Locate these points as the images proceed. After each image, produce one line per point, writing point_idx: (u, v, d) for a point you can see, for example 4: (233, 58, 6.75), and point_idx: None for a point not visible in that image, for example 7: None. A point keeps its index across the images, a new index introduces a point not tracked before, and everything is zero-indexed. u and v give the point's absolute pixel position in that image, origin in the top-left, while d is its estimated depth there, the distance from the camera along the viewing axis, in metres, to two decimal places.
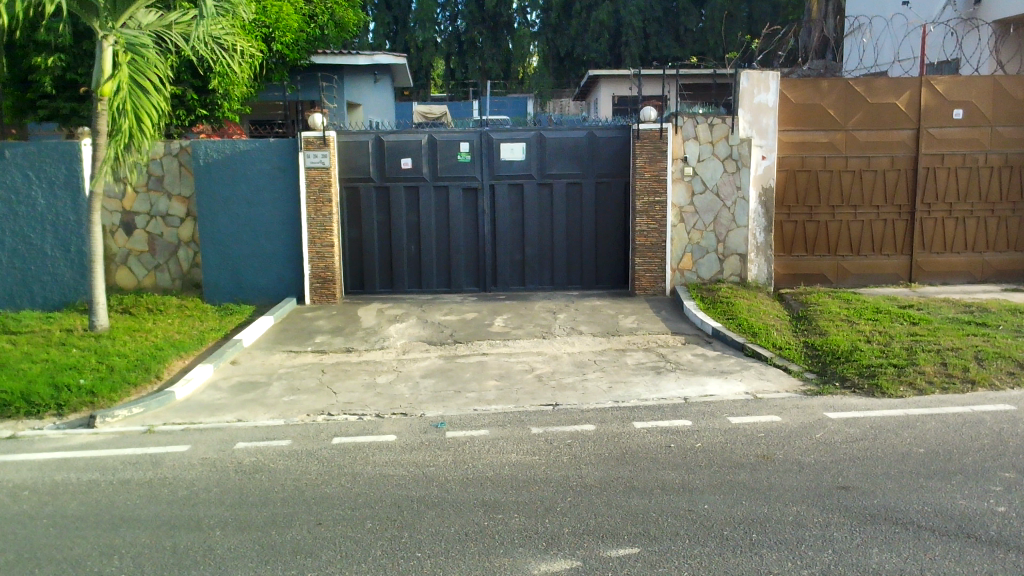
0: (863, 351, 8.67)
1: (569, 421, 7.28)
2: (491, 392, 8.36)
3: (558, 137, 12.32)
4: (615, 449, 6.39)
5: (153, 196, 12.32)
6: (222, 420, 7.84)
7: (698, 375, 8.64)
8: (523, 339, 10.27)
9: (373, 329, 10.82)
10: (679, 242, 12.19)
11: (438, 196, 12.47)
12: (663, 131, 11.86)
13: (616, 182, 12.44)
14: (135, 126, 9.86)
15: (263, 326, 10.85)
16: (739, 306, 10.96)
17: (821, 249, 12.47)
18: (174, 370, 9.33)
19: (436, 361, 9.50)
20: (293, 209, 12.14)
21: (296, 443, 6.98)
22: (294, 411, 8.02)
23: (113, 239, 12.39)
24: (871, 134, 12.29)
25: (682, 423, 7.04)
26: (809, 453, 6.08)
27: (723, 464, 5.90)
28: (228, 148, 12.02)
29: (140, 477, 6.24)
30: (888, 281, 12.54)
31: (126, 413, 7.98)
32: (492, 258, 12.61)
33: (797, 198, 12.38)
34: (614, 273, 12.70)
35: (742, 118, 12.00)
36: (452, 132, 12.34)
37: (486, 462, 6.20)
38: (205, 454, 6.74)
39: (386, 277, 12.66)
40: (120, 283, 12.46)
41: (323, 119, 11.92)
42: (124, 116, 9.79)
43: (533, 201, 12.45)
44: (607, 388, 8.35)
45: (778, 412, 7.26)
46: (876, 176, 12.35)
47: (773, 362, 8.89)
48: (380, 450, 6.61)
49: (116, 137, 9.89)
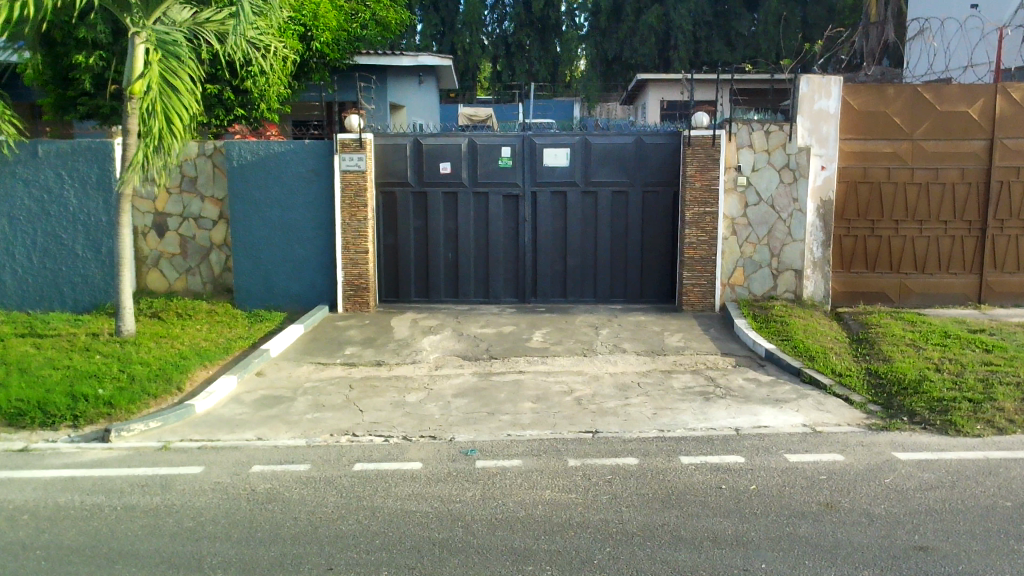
0: (932, 382, 7.94)
1: (610, 453, 6.70)
2: (526, 415, 7.82)
3: (604, 143, 11.76)
4: (660, 489, 5.80)
5: (186, 197, 12.02)
6: (242, 438, 7.41)
7: (751, 403, 7.99)
8: (562, 356, 9.71)
9: (406, 341, 10.34)
10: (730, 256, 11.53)
11: (477, 203, 11.98)
12: (715, 138, 11.21)
13: (664, 191, 11.81)
14: (165, 127, 9.46)
15: (292, 335, 10.45)
16: (794, 326, 10.27)
17: (882, 266, 11.72)
18: (197, 380, 8.94)
19: (470, 379, 8.98)
20: (328, 214, 11.74)
21: (314, 468, 6.51)
22: (317, 430, 7.57)
23: (144, 241, 12.11)
24: (940, 144, 11.49)
25: (734, 459, 6.42)
26: (878, 503, 5.43)
27: (781, 513, 5.28)
28: (262, 150, 11.67)
29: (146, 503, 5.81)
30: (955, 302, 11.73)
31: (143, 427, 7.58)
32: (533, 268, 12.07)
33: (858, 211, 11.63)
34: (660, 286, 12.07)
35: (800, 125, 11.31)
36: (493, 136, 11.82)
37: (517, 500, 5.66)
38: (218, 478, 6.31)
39: (421, 286, 12.21)
40: (151, 286, 12.18)
41: (359, 120, 11.47)
42: (153, 117, 9.40)
43: (576, 210, 11.90)
44: (652, 415, 7.74)
45: (841, 449, 6.60)
46: (945, 189, 11.54)
47: (832, 391, 8.20)
48: (403, 481, 6.11)
49: (145, 139, 9.49)
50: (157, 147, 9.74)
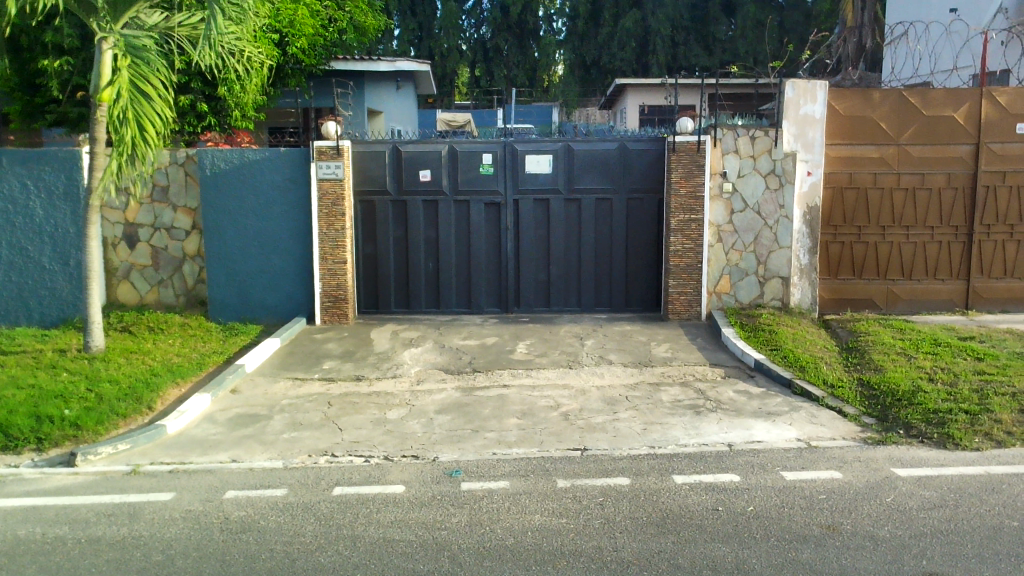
0: (926, 393, 7.77)
1: (600, 472, 6.45)
2: (512, 432, 7.55)
3: (587, 149, 11.54)
4: (654, 512, 5.54)
5: (157, 208, 11.65)
6: (215, 460, 7.09)
7: (743, 417, 7.76)
8: (547, 368, 9.45)
9: (386, 355, 10.04)
10: (716, 263, 11.34)
11: (458, 211, 11.72)
12: (701, 144, 11.02)
13: (648, 198, 11.61)
14: (138, 136, 9.07)
15: (268, 349, 10.11)
16: (783, 335, 10.07)
17: (869, 272, 11.58)
18: (169, 399, 8.60)
19: (453, 394, 8.69)
20: (304, 223, 11.42)
21: (291, 493, 6.21)
22: (294, 451, 7.25)
23: (114, 252, 11.73)
24: (926, 149, 11.38)
25: (729, 478, 6.19)
26: (882, 524, 5.22)
27: (782, 538, 5.05)
28: (236, 158, 11.34)
29: (112, 534, 5.47)
30: (943, 308, 11.61)
31: (110, 450, 7.23)
32: (516, 278, 11.82)
33: (844, 217, 11.48)
34: (645, 295, 11.86)
35: (786, 131, 11.14)
36: (474, 142, 11.57)
37: (505, 526, 5.39)
38: (189, 506, 5.98)
39: (402, 296, 11.92)
40: (121, 299, 11.80)
41: (336, 127, 11.19)
42: (125, 125, 9.00)
43: (559, 217, 11.67)
44: (642, 430, 7.50)
45: (838, 466, 6.39)
46: (931, 194, 11.43)
47: (825, 404, 8.01)
48: (385, 506, 5.82)
49: (117, 148, 9.10)
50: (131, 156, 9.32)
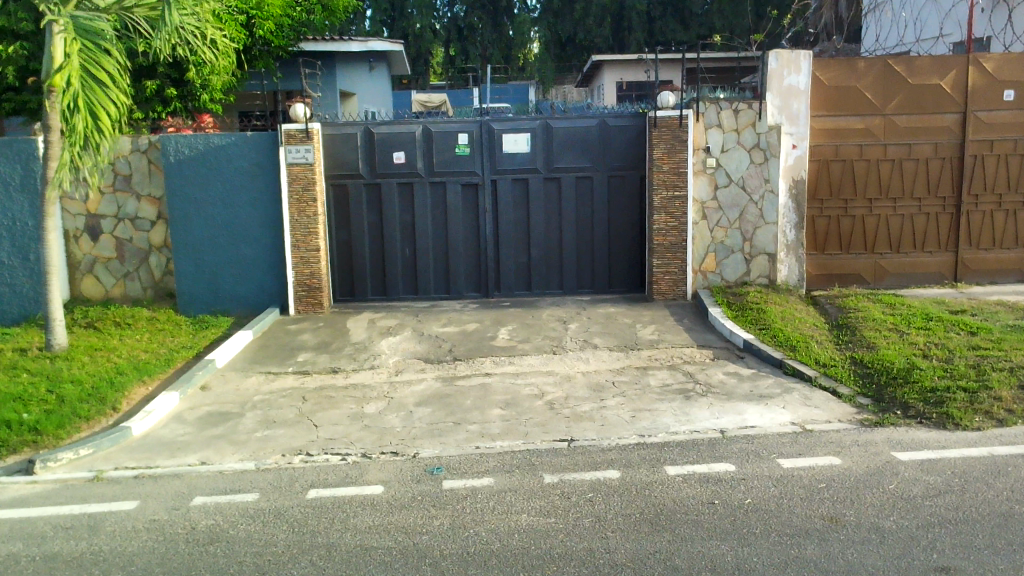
0: (921, 370, 7.52)
1: (589, 465, 6.15)
2: (496, 424, 7.24)
3: (565, 126, 11.19)
4: (648, 507, 5.25)
5: (120, 197, 11.19)
6: (183, 463, 6.73)
7: (734, 401, 7.49)
8: (531, 355, 9.12)
9: (363, 345, 9.69)
10: (701, 241, 11.04)
11: (434, 194, 11.34)
12: (683, 119, 10.70)
13: (630, 175, 11.28)
14: (91, 125, 8.59)
15: (240, 342, 9.72)
16: (771, 314, 9.79)
17: (856, 246, 11.33)
18: (136, 399, 8.21)
19: (433, 384, 8.36)
20: (275, 209, 11.00)
21: (264, 497, 5.86)
22: (267, 450, 6.91)
23: (77, 245, 11.27)
24: (913, 119, 11.12)
25: (724, 468, 5.90)
26: (887, 514, 4.96)
27: (785, 533, 4.78)
28: (201, 144, 10.88)
29: (70, 550, 5.11)
30: (931, 281, 11.39)
31: (72, 456, 6.84)
32: (495, 261, 11.47)
33: (830, 190, 11.21)
34: (629, 275, 11.55)
35: (770, 103, 10.84)
36: (449, 122, 11.18)
37: (490, 528, 5.08)
38: (154, 515, 5.63)
39: (378, 283, 11.54)
40: (86, 293, 11.34)
41: (304, 110, 10.75)
42: (76, 114, 8.52)
43: (539, 197, 11.32)
44: (630, 418, 7.20)
45: (836, 451, 6.12)
46: (918, 165, 11.17)
47: (818, 384, 7.76)
48: (363, 510, 5.48)
49: (70, 139, 8.61)
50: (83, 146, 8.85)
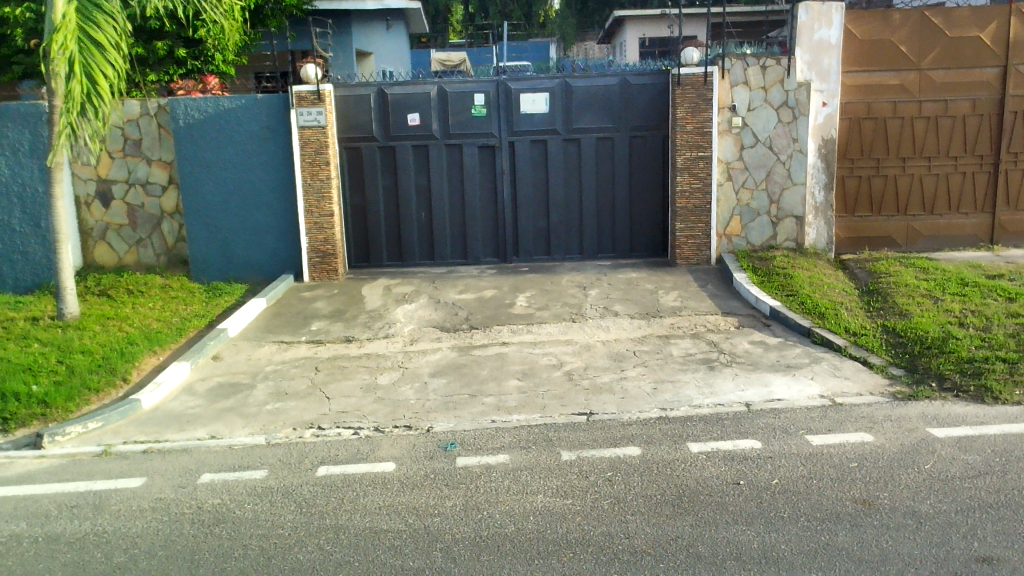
0: (957, 340, 7.19)
1: (608, 441, 5.91)
2: (512, 396, 7.01)
3: (585, 85, 10.80)
4: (670, 488, 5.01)
5: (130, 162, 10.98)
6: (192, 437, 6.57)
7: (760, 372, 7.20)
8: (549, 323, 8.87)
9: (378, 313, 9.47)
10: (725, 204, 10.65)
11: (450, 157, 11.03)
12: (707, 76, 10.26)
13: (652, 136, 10.89)
14: (88, 89, 8.32)
15: (252, 311, 9.54)
16: (799, 279, 9.44)
17: (888, 208, 10.91)
18: (146, 370, 8.07)
19: (448, 354, 8.15)
20: (287, 174, 10.74)
21: (272, 474, 5.69)
22: (278, 424, 6.74)
23: (89, 212, 11.10)
24: (949, 74, 10.63)
25: (750, 445, 5.64)
26: (923, 498, 4.69)
27: (814, 517, 4.52)
28: (210, 107, 10.61)
29: (73, 531, 4.97)
30: (966, 244, 10.97)
31: (80, 430, 6.70)
32: (513, 225, 11.18)
33: (861, 150, 10.77)
34: (650, 239, 11.22)
35: (799, 58, 10.38)
36: (465, 82, 10.83)
37: (504, 510, 4.86)
38: (160, 493, 5.48)
39: (394, 249, 11.30)
40: (99, 260, 11.20)
41: (315, 71, 10.50)
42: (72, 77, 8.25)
43: (558, 159, 10.97)
44: (652, 390, 6.95)
45: (868, 427, 5.83)
46: (955, 122, 10.70)
47: (847, 354, 7.45)
48: (373, 489, 5.29)
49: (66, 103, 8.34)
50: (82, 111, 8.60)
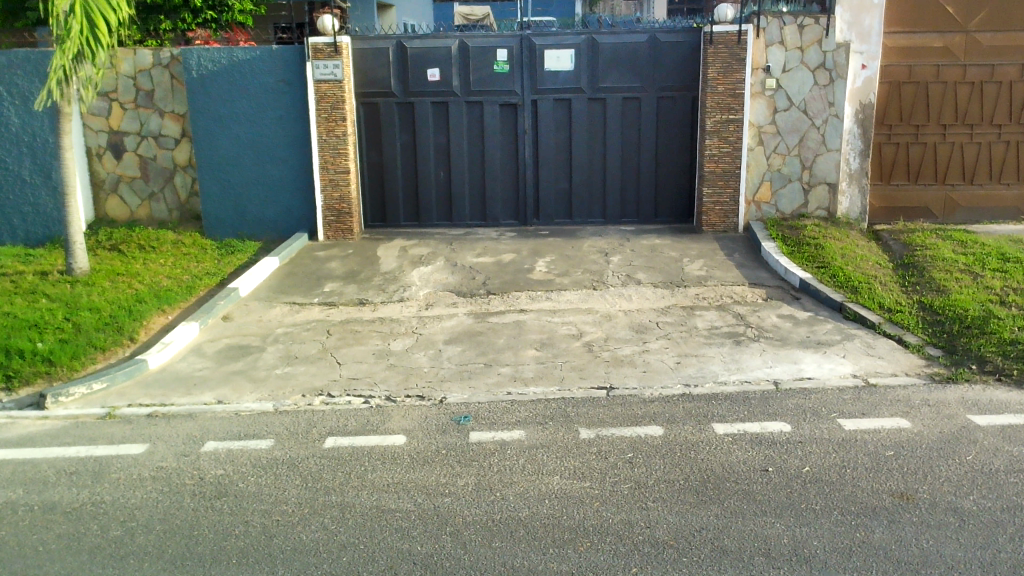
0: (998, 319, 6.84)
1: (629, 419, 5.64)
2: (529, 367, 6.74)
3: (612, 42, 10.36)
4: (694, 474, 4.74)
5: (142, 113, 10.70)
6: (198, 402, 6.36)
7: (789, 348, 6.89)
8: (569, 290, 8.57)
9: (393, 275, 9.21)
10: (756, 169, 10.22)
11: (470, 114, 10.65)
12: (741, 35, 9.80)
13: (682, 96, 10.46)
14: (86, 32, 7.96)
15: (265, 269, 9.31)
16: (830, 250, 9.06)
17: (926, 177, 10.47)
18: (154, 329, 7.86)
19: (464, 320, 7.88)
20: (302, 129, 10.43)
21: (278, 444, 5.48)
22: (286, 390, 6.52)
23: (100, 164, 10.85)
24: (998, 37, 10.11)
25: (779, 428, 5.35)
26: (966, 493, 4.39)
27: (849, 511, 4.24)
28: (224, 58, 10.28)
29: (69, 500, 4.78)
30: (1006, 216, 10.54)
31: (84, 390, 6.51)
32: (534, 187, 10.83)
33: (900, 115, 10.31)
34: (676, 204, 10.85)
35: (838, 18, 9.88)
36: (487, 36, 10.42)
37: (518, 492, 4.62)
38: (162, 461, 5.28)
39: (411, 209, 11.00)
40: (111, 213, 10.99)
41: (333, 22, 10.09)
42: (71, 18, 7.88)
43: (582, 120, 10.58)
44: (675, 364, 6.66)
45: (904, 412, 5.52)
46: (1000, 88, 10.20)
47: (882, 331, 7.12)
48: (382, 464, 5.07)
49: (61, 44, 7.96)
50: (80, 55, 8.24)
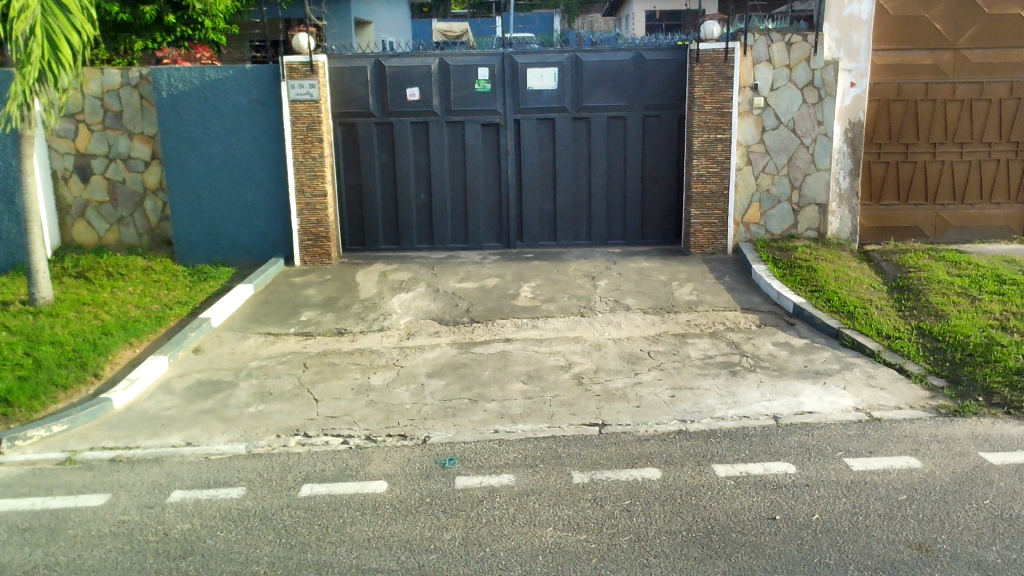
0: (1002, 347, 6.60)
1: (624, 460, 5.32)
2: (517, 402, 6.41)
3: (597, 61, 10.12)
4: (698, 524, 4.42)
5: (110, 135, 10.32)
6: (166, 444, 5.98)
7: (787, 379, 6.61)
8: (556, 317, 8.26)
9: (372, 302, 8.86)
10: (744, 189, 10.00)
11: (452, 134, 10.36)
12: (728, 53, 9.58)
13: (668, 115, 10.23)
14: (47, 55, 7.60)
15: (239, 297, 8.93)
16: (823, 273, 8.82)
17: (916, 196, 10.30)
18: (120, 363, 7.47)
19: (447, 351, 7.55)
20: (278, 151, 10.09)
21: (250, 493, 5.11)
22: (259, 430, 6.15)
23: (66, 187, 10.45)
24: (987, 55, 9.97)
25: (783, 469, 5.05)
26: (989, 544, 4.11)
27: (867, 567, 3.94)
28: (196, 77, 9.93)
29: (20, 562, 4.38)
30: (998, 235, 10.37)
31: (43, 433, 6.10)
32: (518, 209, 10.54)
33: (890, 134, 10.12)
34: (663, 225, 10.59)
35: (827, 35, 9.70)
36: (468, 54, 10.14)
37: (510, 547, 4.29)
38: (123, 515, 4.89)
39: (391, 232, 10.66)
40: (78, 239, 10.57)
41: (307, 40, 9.73)
42: (32, 41, 7.52)
43: (567, 140, 10.31)
44: (669, 399, 6.35)
45: (913, 450, 5.25)
46: (991, 106, 10.05)
47: (881, 359, 6.87)
48: (362, 516, 4.71)
49: (22, 67, 7.59)
50: (42, 79, 7.88)
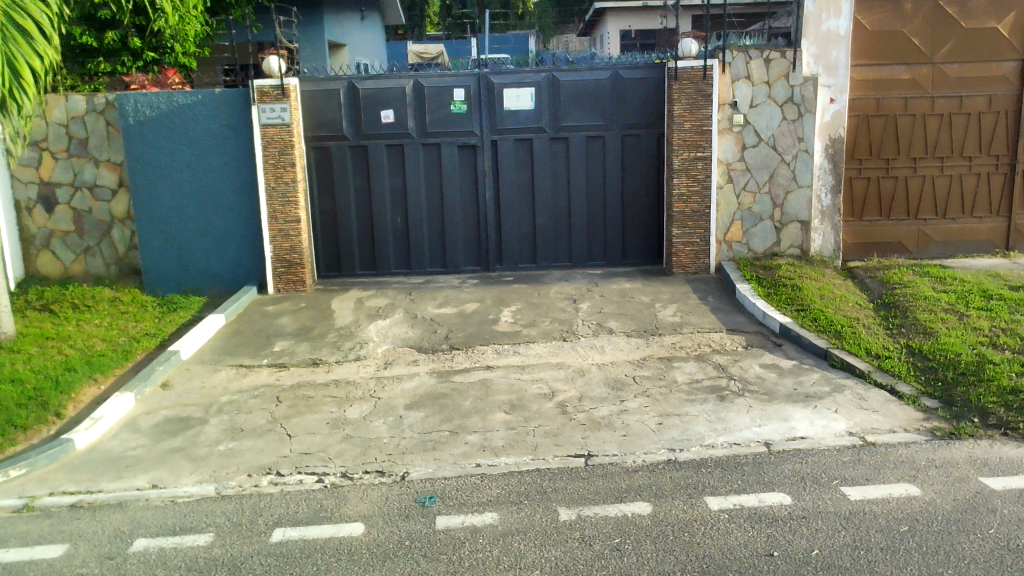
0: (994, 365, 6.45)
1: (612, 494, 5.09)
2: (499, 434, 6.16)
3: (574, 80, 9.97)
4: (692, 564, 4.19)
5: (76, 163, 10.04)
6: (130, 488, 5.67)
7: (777, 403, 6.41)
8: (538, 342, 8.03)
9: (348, 330, 8.60)
10: (726, 208, 9.86)
11: (428, 156, 10.16)
12: (707, 70, 9.46)
13: (646, 134, 10.09)
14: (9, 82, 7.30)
15: (210, 328, 8.63)
16: (808, 292, 8.67)
17: (898, 211, 10.20)
18: (84, 401, 7.15)
19: (426, 380, 7.30)
20: (249, 177, 9.84)
21: (218, 540, 4.82)
22: (230, 469, 5.86)
23: (30, 218, 10.14)
24: (964, 69, 9.94)
25: (778, 501, 4.84)
26: None
27: None
28: (164, 103, 9.68)
29: None
30: (980, 249, 10.29)
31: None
32: (497, 231, 10.34)
33: (870, 149, 10.04)
34: (644, 246, 10.42)
35: (805, 51, 9.61)
36: (444, 75, 9.97)
37: None
38: (82, 568, 4.58)
39: (367, 257, 10.41)
40: (43, 270, 10.25)
41: (280, 64, 9.53)
42: None
43: (545, 160, 10.14)
44: (657, 427, 6.13)
45: (911, 476, 5.06)
46: (970, 120, 10.00)
47: (872, 380, 6.70)
48: (337, 563, 4.44)
49: None
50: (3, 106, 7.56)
